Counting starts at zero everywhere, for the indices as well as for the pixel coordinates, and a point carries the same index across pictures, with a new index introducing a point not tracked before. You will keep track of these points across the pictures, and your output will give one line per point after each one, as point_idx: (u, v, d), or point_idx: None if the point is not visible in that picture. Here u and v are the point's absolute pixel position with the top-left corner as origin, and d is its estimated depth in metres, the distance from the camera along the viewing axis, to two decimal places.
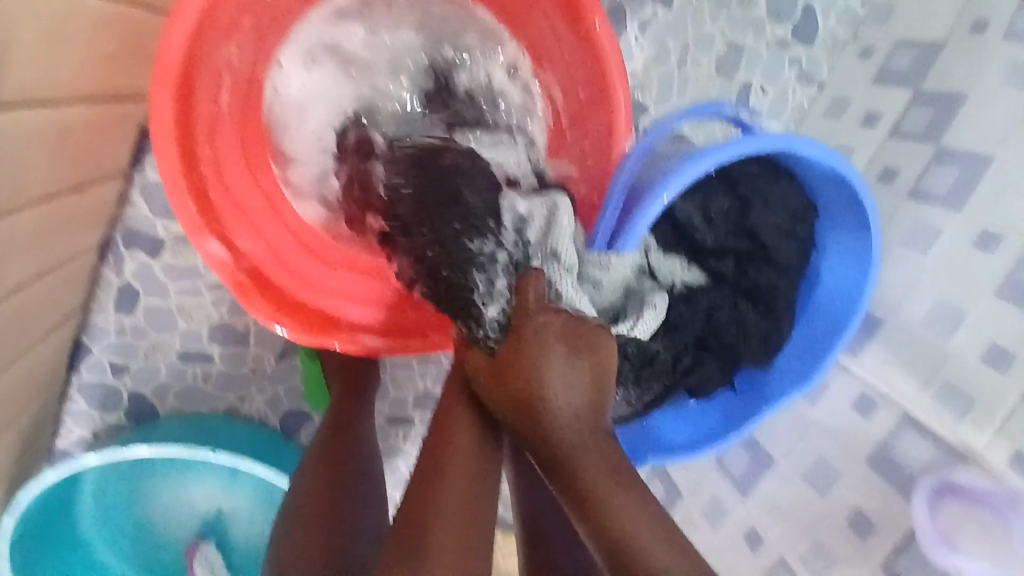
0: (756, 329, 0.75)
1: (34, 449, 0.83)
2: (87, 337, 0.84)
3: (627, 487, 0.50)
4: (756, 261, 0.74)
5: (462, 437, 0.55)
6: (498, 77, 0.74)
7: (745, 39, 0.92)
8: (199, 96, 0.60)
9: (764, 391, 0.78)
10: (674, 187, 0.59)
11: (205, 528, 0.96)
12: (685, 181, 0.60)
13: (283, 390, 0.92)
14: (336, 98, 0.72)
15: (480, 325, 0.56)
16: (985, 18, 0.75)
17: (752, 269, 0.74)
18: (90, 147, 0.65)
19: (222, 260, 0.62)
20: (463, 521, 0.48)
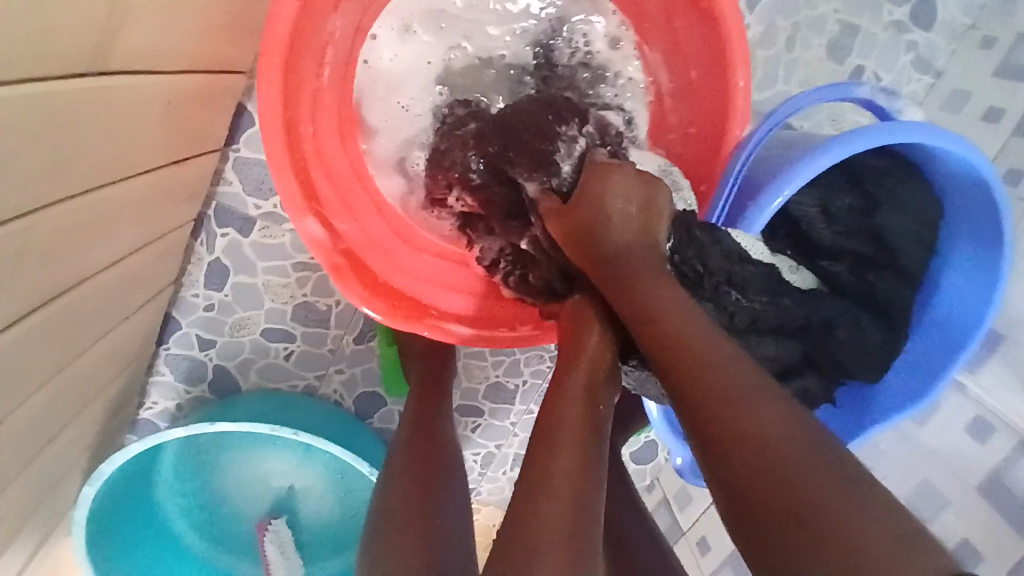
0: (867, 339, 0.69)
1: (123, 416, 0.85)
2: (176, 310, 0.85)
3: (748, 372, 0.45)
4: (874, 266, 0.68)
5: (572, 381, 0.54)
6: (600, 47, 0.70)
7: (860, 22, 0.85)
8: (303, 74, 0.59)
9: (872, 409, 0.71)
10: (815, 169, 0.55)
11: (276, 506, 0.98)
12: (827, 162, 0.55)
13: (359, 371, 0.92)
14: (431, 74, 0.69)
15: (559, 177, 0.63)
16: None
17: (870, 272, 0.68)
18: (195, 121, 0.66)
19: (321, 240, 0.61)
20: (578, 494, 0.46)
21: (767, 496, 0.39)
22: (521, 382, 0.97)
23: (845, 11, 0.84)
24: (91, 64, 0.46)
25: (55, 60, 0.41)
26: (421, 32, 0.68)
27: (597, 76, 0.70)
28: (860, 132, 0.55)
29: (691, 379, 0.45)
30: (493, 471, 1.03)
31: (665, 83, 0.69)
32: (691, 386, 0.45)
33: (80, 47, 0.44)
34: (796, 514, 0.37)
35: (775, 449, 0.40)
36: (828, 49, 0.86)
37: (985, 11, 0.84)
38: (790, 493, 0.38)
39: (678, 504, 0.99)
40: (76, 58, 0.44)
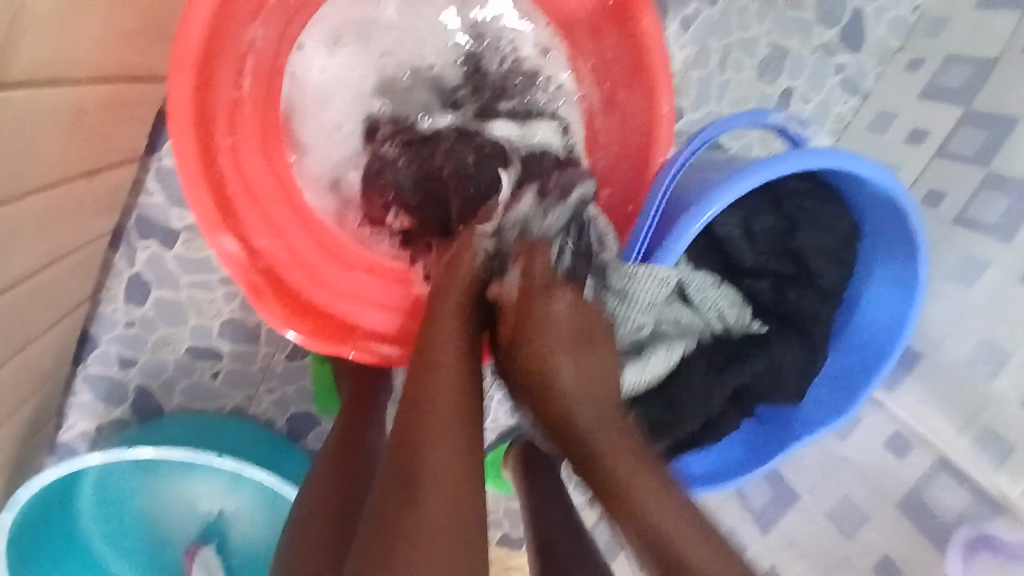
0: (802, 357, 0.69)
1: (35, 440, 0.80)
2: (94, 326, 0.81)
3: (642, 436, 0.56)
4: (800, 288, 0.69)
5: (451, 350, 0.53)
6: (529, 61, 0.70)
7: (791, 44, 0.87)
8: (219, 83, 0.57)
9: (792, 423, 0.73)
10: (736, 191, 0.55)
11: (203, 531, 0.93)
12: (747, 185, 0.56)
13: (292, 390, 0.88)
14: (359, 89, 0.67)
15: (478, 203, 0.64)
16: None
17: (794, 291, 0.69)
18: (106, 130, 0.62)
19: (237, 257, 0.58)
20: (462, 500, 0.44)
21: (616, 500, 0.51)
22: None
23: (776, 33, 0.86)
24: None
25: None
26: (346, 43, 0.66)
27: (533, 85, 0.71)
28: (778, 156, 0.56)
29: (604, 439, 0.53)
30: None
31: (596, 101, 0.69)
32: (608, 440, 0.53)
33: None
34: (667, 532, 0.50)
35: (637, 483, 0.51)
36: (760, 70, 0.87)
37: (914, 33, 0.87)
38: (633, 508, 0.50)
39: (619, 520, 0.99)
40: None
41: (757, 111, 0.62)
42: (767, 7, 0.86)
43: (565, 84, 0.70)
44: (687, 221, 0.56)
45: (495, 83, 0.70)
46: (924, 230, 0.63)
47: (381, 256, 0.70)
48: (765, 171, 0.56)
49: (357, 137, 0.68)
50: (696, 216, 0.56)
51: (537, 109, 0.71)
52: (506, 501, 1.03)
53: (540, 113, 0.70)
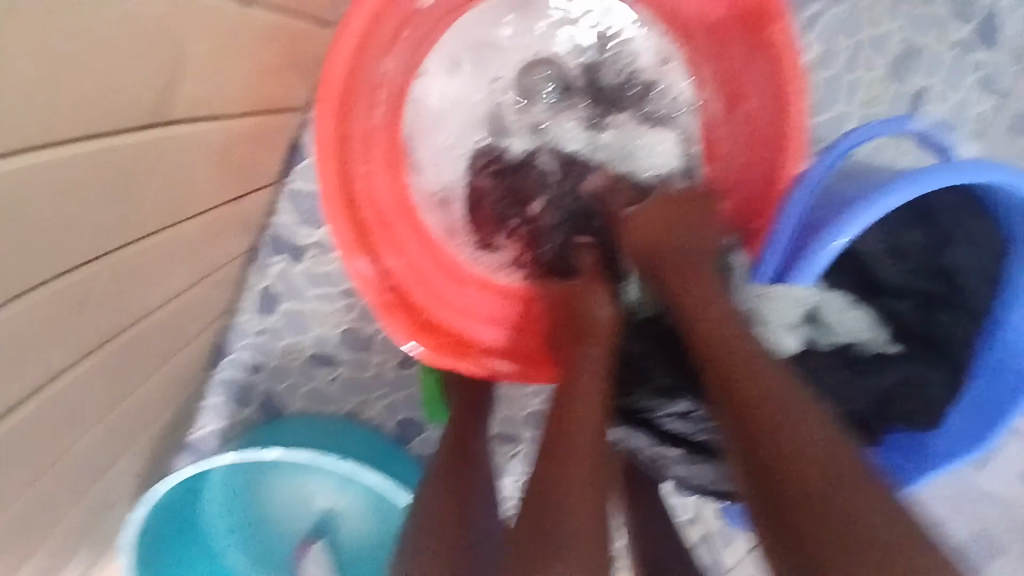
0: (933, 379, 0.66)
1: (174, 438, 0.87)
2: (231, 334, 0.87)
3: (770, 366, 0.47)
4: (936, 307, 0.66)
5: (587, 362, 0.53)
6: (645, 75, 0.71)
7: (925, 40, 0.81)
8: (357, 111, 0.60)
9: (926, 455, 0.66)
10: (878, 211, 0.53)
11: (316, 527, 0.98)
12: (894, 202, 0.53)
13: (402, 397, 0.92)
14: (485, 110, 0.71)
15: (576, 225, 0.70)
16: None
17: (933, 312, 0.66)
18: (251, 157, 0.67)
19: (370, 276, 0.61)
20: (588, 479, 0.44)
21: (768, 463, 0.41)
22: None
23: (904, 36, 0.81)
24: (149, 117, 0.47)
25: (115, 113, 0.42)
26: (462, 64, 0.70)
27: (650, 96, 0.71)
28: (927, 170, 0.53)
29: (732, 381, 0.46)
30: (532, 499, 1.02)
31: (718, 114, 0.69)
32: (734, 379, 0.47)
33: (137, 100, 0.44)
34: (805, 475, 0.39)
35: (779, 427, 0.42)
36: (890, 72, 0.82)
37: None
38: (802, 496, 0.39)
39: (722, 541, 0.97)
40: (135, 110, 0.44)
41: (893, 118, 0.58)
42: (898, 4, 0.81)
43: (683, 91, 0.70)
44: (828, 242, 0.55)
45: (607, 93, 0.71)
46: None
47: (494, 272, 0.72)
48: (915, 189, 0.53)
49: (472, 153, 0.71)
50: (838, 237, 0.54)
51: (654, 119, 0.71)
52: None
53: (659, 123, 0.71)
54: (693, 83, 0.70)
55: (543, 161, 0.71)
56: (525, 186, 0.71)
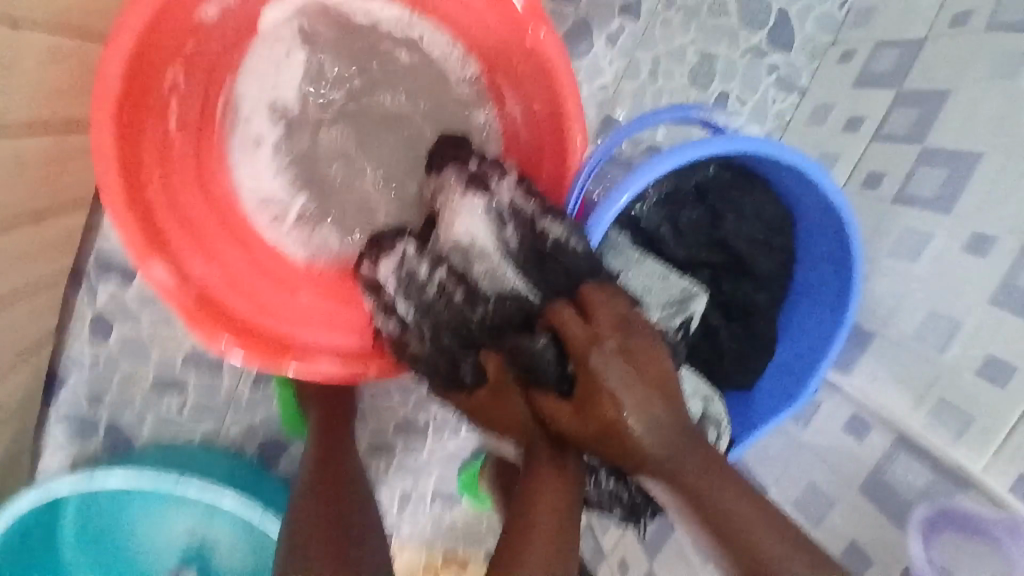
0: (739, 336, 0.72)
1: (8, 480, 0.82)
2: (62, 367, 0.83)
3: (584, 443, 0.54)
4: (727, 278, 0.71)
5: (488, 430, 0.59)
6: (443, 101, 0.72)
7: (719, 50, 0.88)
8: (145, 124, 0.60)
9: (750, 415, 0.72)
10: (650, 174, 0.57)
11: (184, 561, 0.94)
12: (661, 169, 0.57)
13: (260, 417, 0.90)
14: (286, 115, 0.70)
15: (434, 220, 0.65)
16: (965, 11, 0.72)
17: (723, 281, 0.71)
18: (50, 174, 0.66)
19: (169, 283, 0.61)
20: None
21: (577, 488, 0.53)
22: (431, 416, 0.96)
23: (706, 32, 0.87)
24: None
25: None
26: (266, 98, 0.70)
27: (446, 116, 0.72)
28: (686, 145, 0.58)
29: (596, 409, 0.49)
30: (410, 512, 1.00)
31: (519, 116, 0.69)
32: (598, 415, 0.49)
33: None
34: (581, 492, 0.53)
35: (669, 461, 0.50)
36: (690, 72, 0.88)
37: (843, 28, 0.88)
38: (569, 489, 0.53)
39: (600, 529, 0.99)
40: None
41: (679, 106, 0.65)
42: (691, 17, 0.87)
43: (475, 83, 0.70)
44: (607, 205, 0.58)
45: (450, 150, 0.68)
46: (851, 217, 0.62)
47: (325, 272, 0.73)
48: (674, 159, 0.58)
49: (281, 179, 0.71)
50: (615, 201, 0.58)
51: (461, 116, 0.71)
52: (487, 518, 1.03)
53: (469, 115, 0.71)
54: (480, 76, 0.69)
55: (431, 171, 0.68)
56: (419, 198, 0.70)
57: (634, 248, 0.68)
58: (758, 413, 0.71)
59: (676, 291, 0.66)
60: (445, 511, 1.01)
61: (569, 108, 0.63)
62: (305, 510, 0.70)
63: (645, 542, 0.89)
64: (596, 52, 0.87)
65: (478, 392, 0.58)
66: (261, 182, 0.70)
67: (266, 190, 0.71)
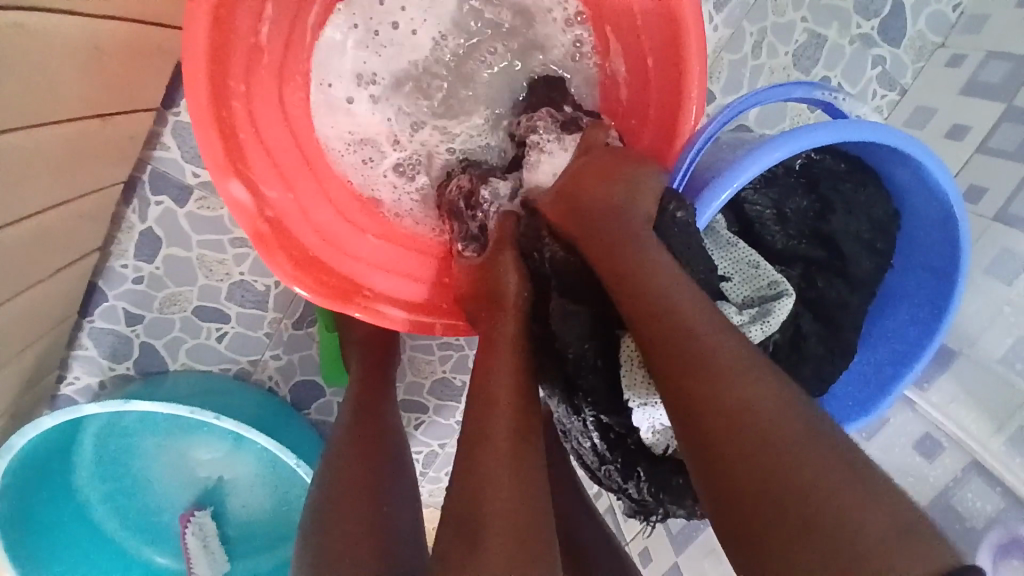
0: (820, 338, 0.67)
1: (36, 390, 0.79)
2: (102, 280, 0.80)
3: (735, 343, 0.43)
4: (823, 277, 0.67)
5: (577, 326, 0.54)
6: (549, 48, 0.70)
7: (827, 32, 0.83)
8: (236, 26, 0.55)
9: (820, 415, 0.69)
10: (771, 156, 0.53)
11: (200, 497, 0.92)
12: (783, 151, 0.53)
13: (297, 358, 0.87)
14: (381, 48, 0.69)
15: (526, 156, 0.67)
16: None
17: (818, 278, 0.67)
18: (123, 72, 0.62)
19: (244, 203, 0.57)
20: None
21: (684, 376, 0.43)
22: (468, 379, 0.93)
23: (813, 18, 0.83)
24: None
25: None
26: (359, 26, 0.67)
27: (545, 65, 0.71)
28: (813, 127, 0.54)
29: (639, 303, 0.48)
30: (434, 472, 0.99)
31: (621, 73, 0.67)
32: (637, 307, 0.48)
33: None
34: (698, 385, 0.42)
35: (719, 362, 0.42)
36: (790, 59, 0.84)
37: (953, 30, 0.84)
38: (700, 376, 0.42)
39: (623, 514, 0.97)
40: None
41: (798, 83, 0.61)
42: None
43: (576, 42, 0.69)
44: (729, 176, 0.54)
45: (538, 99, 0.69)
46: (969, 228, 0.59)
47: (394, 221, 0.71)
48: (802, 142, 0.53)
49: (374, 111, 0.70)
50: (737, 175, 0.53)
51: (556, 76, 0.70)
52: None
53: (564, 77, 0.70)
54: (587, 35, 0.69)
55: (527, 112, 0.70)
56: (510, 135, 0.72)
57: (727, 231, 0.65)
58: (830, 414, 0.68)
59: (761, 282, 0.63)
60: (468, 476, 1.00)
61: (693, 72, 0.58)
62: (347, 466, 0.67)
63: (672, 533, 0.87)
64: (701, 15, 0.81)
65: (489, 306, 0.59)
66: (344, 111, 0.69)
67: (347, 118, 0.69)
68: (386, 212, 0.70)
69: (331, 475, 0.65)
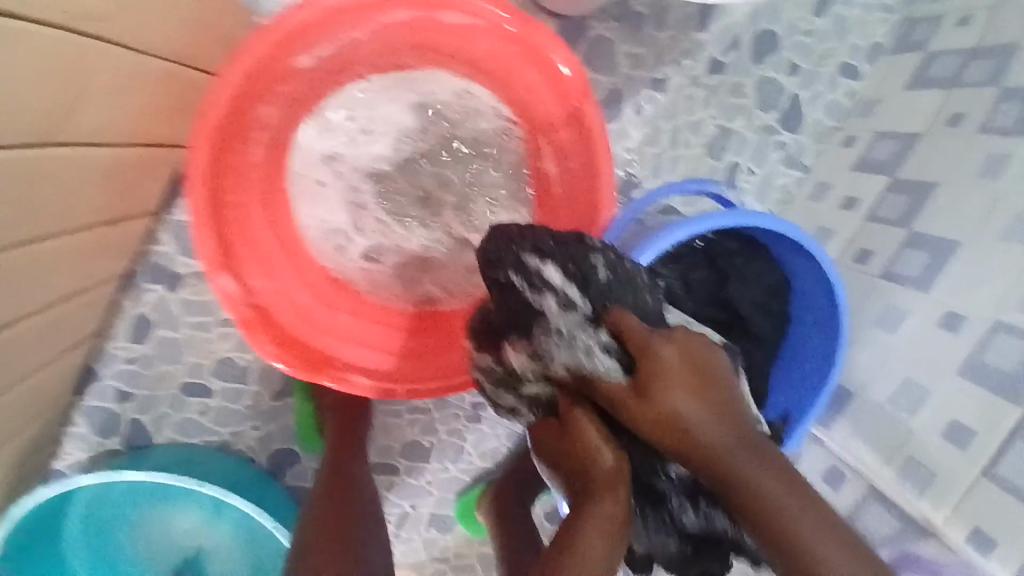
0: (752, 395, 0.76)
1: (30, 467, 0.85)
2: (97, 362, 0.88)
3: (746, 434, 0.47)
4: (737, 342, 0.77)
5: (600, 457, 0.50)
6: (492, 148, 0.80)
7: (735, 125, 0.98)
8: (228, 147, 0.67)
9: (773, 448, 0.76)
10: (689, 229, 0.65)
11: (180, 567, 0.96)
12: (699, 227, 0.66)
13: (276, 428, 0.94)
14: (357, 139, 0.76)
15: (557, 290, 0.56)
16: (960, 112, 0.81)
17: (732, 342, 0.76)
18: (135, 185, 0.72)
19: (230, 293, 0.67)
20: None
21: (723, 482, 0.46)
22: (436, 440, 1.01)
23: (721, 115, 0.98)
24: (47, 133, 0.53)
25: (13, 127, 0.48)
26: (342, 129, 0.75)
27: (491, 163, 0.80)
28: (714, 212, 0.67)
29: (685, 445, 0.47)
30: (406, 532, 1.04)
31: (552, 172, 0.77)
32: (691, 452, 0.46)
33: (36, 119, 0.51)
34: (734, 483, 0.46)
35: (765, 485, 0.45)
36: (707, 147, 0.98)
37: (851, 114, 0.99)
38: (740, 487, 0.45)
39: None
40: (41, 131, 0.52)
41: (701, 180, 0.76)
42: (712, 94, 0.97)
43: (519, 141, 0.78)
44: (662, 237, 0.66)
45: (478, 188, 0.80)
46: (844, 291, 0.71)
47: (365, 298, 0.79)
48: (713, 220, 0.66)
49: (339, 205, 0.77)
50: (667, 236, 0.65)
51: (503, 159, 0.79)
52: (478, 545, 1.06)
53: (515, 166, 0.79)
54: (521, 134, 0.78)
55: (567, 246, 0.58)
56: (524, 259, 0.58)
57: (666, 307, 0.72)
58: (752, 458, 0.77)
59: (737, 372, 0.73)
60: (439, 535, 1.05)
61: (603, 171, 0.71)
62: (321, 524, 0.74)
63: None
64: (625, 115, 0.97)
65: (551, 425, 0.54)
66: (322, 201, 0.77)
67: (321, 205, 0.77)
68: (359, 291, 0.79)
69: (305, 532, 0.73)
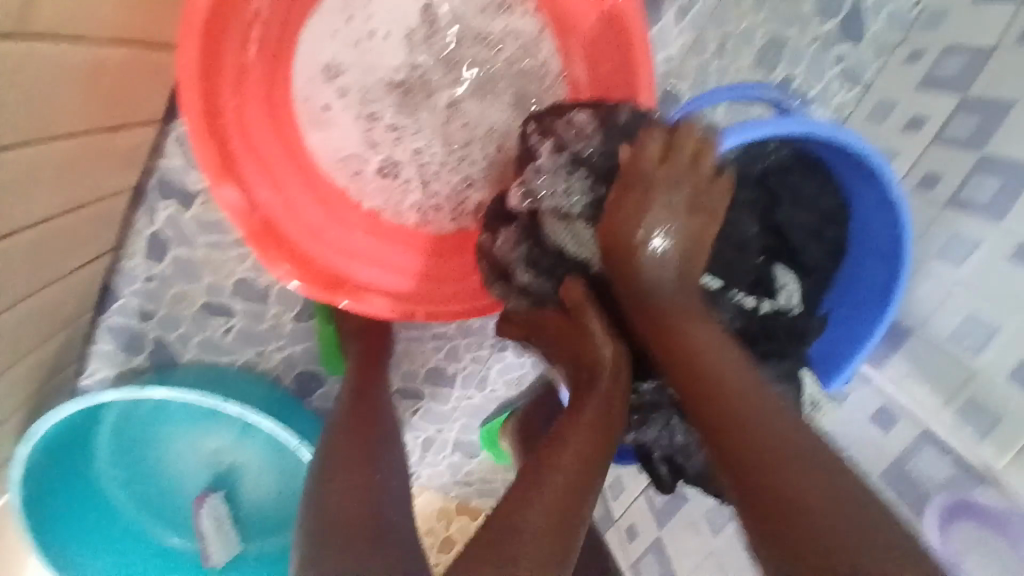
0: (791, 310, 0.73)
1: (58, 381, 0.86)
2: (117, 281, 0.87)
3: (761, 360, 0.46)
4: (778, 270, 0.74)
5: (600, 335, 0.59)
6: (518, 51, 0.72)
7: (793, 29, 0.86)
8: (224, 46, 0.61)
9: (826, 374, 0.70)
10: (777, 127, 0.56)
11: (213, 483, 0.98)
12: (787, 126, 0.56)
13: (299, 349, 0.93)
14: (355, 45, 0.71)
15: (574, 147, 0.62)
16: None
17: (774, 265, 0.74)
18: (122, 86, 0.67)
19: (237, 205, 0.63)
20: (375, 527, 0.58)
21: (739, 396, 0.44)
22: (461, 367, 0.98)
23: (778, 16, 0.86)
24: (11, 26, 0.48)
25: None
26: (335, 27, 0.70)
27: (513, 71, 0.73)
28: (800, 114, 0.57)
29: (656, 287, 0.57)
30: (432, 457, 1.04)
31: (581, 79, 0.71)
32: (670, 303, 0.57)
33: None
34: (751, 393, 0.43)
35: None
36: (761, 55, 0.87)
37: (916, 25, 0.85)
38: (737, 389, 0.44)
39: (612, 495, 1.03)
40: None
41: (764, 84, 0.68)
42: None
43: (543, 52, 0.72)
44: (740, 130, 0.57)
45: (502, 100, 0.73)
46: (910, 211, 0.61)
47: (383, 217, 0.75)
48: (801, 122, 0.56)
49: (351, 117, 0.73)
50: (747, 129, 0.57)
51: (520, 79, 0.73)
52: (503, 471, 1.06)
53: (538, 75, 0.73)
54: (551, 40, 0.72)
55: (577, 112, 0.63)
56: (545, 127, 0.64)
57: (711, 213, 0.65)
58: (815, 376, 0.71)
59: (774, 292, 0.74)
60: (464, 461, 1.05)
61: (641, 77, 0.63)
62: (335, 446, 0.72)
63: (655, 509, 0.92)
64: (667, 19, 0.86)
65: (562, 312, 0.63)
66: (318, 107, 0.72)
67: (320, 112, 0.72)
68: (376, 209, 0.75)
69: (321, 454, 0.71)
